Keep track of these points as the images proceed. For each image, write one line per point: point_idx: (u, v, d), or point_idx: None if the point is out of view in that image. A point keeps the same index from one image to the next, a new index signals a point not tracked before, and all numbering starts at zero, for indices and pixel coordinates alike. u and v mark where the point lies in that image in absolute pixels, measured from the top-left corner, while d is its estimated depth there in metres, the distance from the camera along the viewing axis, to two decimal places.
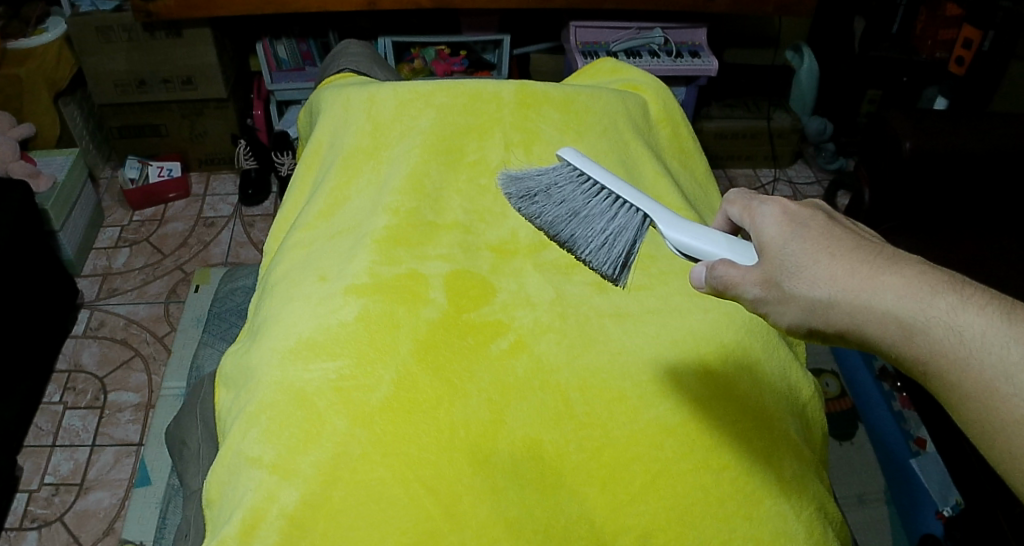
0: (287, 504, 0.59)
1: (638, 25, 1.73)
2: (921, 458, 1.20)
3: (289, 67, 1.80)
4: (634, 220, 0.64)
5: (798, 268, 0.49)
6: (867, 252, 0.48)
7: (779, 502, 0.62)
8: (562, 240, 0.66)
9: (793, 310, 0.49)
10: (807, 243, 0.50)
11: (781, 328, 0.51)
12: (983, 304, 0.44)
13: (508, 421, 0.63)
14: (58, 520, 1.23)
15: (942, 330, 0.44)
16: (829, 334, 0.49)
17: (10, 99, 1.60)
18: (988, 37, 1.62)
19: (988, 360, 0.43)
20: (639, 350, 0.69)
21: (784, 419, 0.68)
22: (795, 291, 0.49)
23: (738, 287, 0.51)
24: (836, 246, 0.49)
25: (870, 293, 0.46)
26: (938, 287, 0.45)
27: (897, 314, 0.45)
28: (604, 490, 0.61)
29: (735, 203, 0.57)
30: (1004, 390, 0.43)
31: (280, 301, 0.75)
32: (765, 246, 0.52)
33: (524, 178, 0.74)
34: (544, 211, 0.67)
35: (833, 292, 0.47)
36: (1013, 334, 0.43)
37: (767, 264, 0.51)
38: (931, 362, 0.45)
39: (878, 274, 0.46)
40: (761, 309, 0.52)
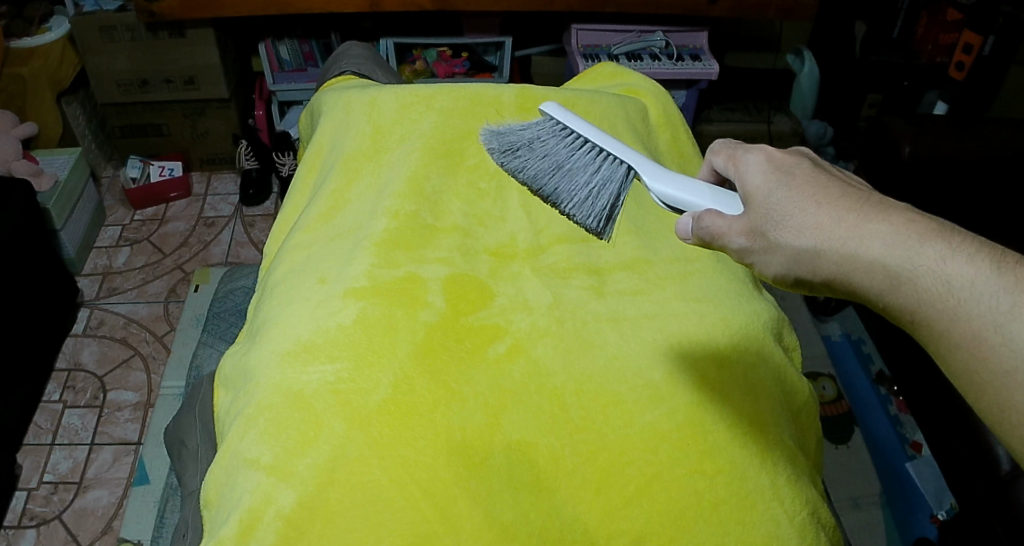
0: (284, 505, 0.59)
1: (640, 28, 1.73)
2: (916, 461, 1.23)
3: (290, 68, 1.80)
4: (617, 173, 0.66)
5: (785, 217, 0.50)
6: (854, 200, 0.49)
7: (772, 507, 0.62)
8: (546, 194, 0.68)
9: (780, 259, 0.51)
10: (793, 193, 0.51)
11: (768, 278, 0.53)
12: (973, 254, 0.45)
13: (504, 425, 0.64)
14: (57, 518, 1.24)
15: (930, 279, 0.45)
16: (815, 283, 0.50)
17: (13, 98, 1.62)
18: (989, 43, 1.60)
19: (977, 309, 0.44)
20: (636, 355, 0.69)
21: (777, 425, 0.68)
22: (782, 241, 0.50)
23: (725, 238, 0.53)
24: (823, 195, 0.50)
25: (859, 242, 0.47)
26: (927, 236, 0.46)
27: (884, 263, 0.46)
28: (599, 494, 0.62)
29: (719, 153, 0.60)
30: (992, 340, 0.44)
31: (281, 303, 0.75)
32: (751, 196, 0.54)
33: (507, 134, 0.75)
34: (528, 165, 0.70)
35: (820, 241, 0.48)
36: (1002, 284, 0.44)
37: (753, 215, 0.53)
38: (919, 311, 0.46)
39: (866, 222, 0.47)
40: (747, 259, 0.53)
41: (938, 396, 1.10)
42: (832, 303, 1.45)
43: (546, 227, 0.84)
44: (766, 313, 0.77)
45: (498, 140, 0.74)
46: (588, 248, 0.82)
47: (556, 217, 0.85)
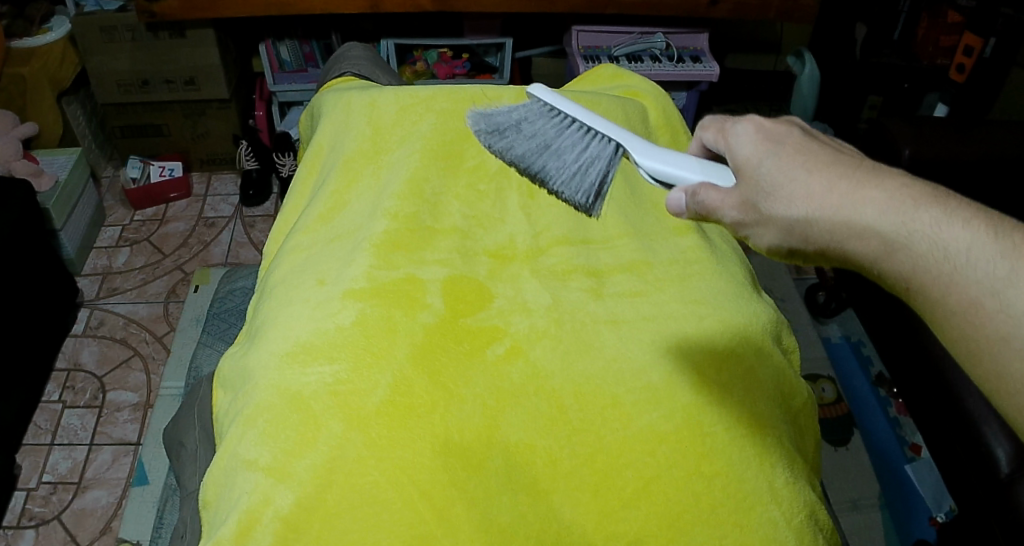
0: (282, 506, 0.59)
1: (640, 30, 1.73)
2: (915, 463, 1.25)
3: (291, 69, 1.79)
4: (606, 151, 0.64)
5: (776, 187, 0.49)
6: (846, 167, 0.48)
7: (770, 509, 0.62)
8: (534, 172, 0.65)
9: (772, 230, 0.50)
10: (784, 161, 0.50)
11: (761, 249, 0.52)
12: (968, 219, 0.44)
13: (502, 427, 0.64)
14: (56, 519, 1.24)
15: (925, 246, 0.44)
16: (808, 253, 0.49)
17: (13, 98, 1.62)
18: (989, 45, 1.61)
19: (974, 275, 0.43)
20: (635, 357, 0.69)
21: (775, 426, 0.68)
22: (774, 211, 0.49)
23: (718, 212, 0.51)
24: (814, 163, 0.49)
25: (851, 209, 0.46)
26: (920, 201, 0.45)
27: (879, 230, 0.45)
28: (596, 496, 0.62)
29: (709, 128, 0.57)
30: (989, 306, 0.43)
31: (280, 304, 0.75)
32: (741, 166, 0.52)
33: (493, 114, 0.72)
34: (515, 143, 0.67)
35: (812, 210, 0.47)
36: (999, 249, 0.43)
37: (745, 186, 0.51)
38: (914, 279, 0.45)
39: (859, 189, 0.46)
40: (740, 231, 0.52)
41: (931, 381, 1.07)
42: (832, 305, 1.46)
43: (545, 229, 0.84)
44: (766, 315, 0.77)
45: (484, 120, 0.71)
46: (587, 250, 0.82)
47: (556, 218, 0.85)
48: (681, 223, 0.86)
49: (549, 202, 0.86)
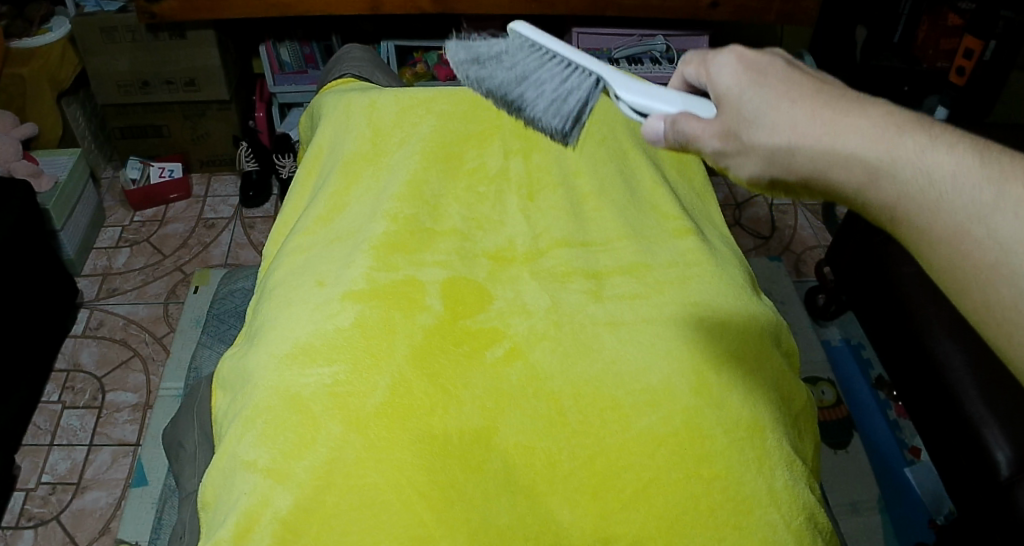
0: (281, 507, 0.59)
1: (641, 32, 1.72)
2: (915, 466, 1.26)
3: (292, 70, 1.80)
4: (585, 82, 0.63)
5: (758, 115, 0.47)
6: (830, 95, 0.46)
7: (769, 512, 0.62)
8: (510, 102, 0.65)
9: (754, 160, 0.47)
10: (767, 89, 0.47)
11: (742, 180, 0.50)
12: (953, 144, 0.43)
13: (501, 428, 0.64)
14: (55, 520, 1.24)
15: (911, 173, 0.42)
16: (791, 184, 0.47)
17: (13, 99, 1.62)
18: (989, 48, 1.60)
19: (960, 201, 0.41)
20: (635, 360, 0.69)
21: (775, 429, 0.67)
22: (757, 141, 0.47)
23: (698, 142, 0.50)
24: (798, 91, 0.46)
25: (836, 137, 0.43)
26: (905, 128, 0.43)
27: (864, 157, 0.43)
28: (595, 499, 0.61)
29: (690, 63, 0.55)
30: (976, 232, 0.41)
31: (279, 305, 0.75)
32: (722, 97, 0.50)
33: (472, 42, 0.70)
34: (490, 73, 0.66)
35: (796, 138, 0.45)
36: (985, 175, 0.41)
37: (726, 115, 0.49)
38: (899, 208, 0.43)
39: (844, 117, 0.44)
40: (720, 162, 0.50)
41: (930, 380, 1.06)
42: (832, 307, 1.45)
43: (544, 231, 0.84)
44: (765, 316, 0.77)
45: (462, 47, 0.69)
46: (587, 252, 0.82)
47: (556, 220, 0.85)
48: (680, 224, 0.85)
49: (548, 204, 0.86)
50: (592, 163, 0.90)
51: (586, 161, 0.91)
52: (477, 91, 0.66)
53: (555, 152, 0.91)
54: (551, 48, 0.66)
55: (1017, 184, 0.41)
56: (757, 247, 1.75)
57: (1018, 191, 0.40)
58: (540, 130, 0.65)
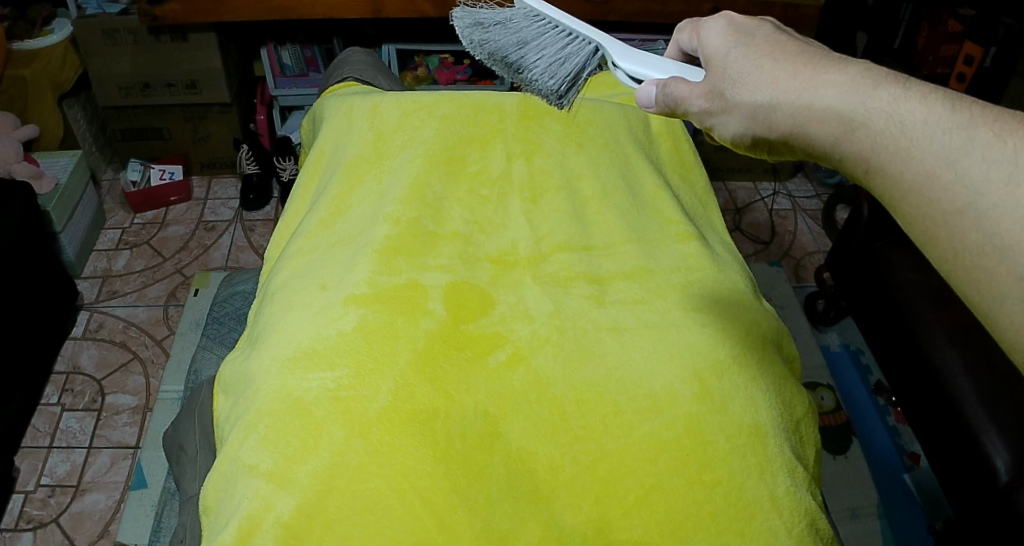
0: (283, 512, 0.59)
1: (642, 37, 1.70)
2: (913, 471, 1.26)
3: (292, 73, 1.81)
4: (583, 50, 0.67)
5: (741, 75, 0.52)
6: (811, 56, 0.50)
7: (770, 517, 0.62)
8: (510, 64, 0.68)
9: (736, 117, 0.53)
10: (750, 51, 0.53)
11: (728, 139, 0.55)
12: (926, 94, 0.43)
13: (504, 434, 0.64)
14: (53, 522, 1.24)
15: (883, 122, 0.44)
16: (772, 140, 0.51)
17: (14, 100, 1.61)
18: (989, 54, 1.57)
19: (929, 148, 0.42)
20: (638, 365, 0.70)
21: (777, 434, 0.67)
22: (739, 99, 0.52)
23: (686, 102, 0.56)
24: (781, 52, 0.51)
25: (812, 92, 0.47)
26: (881, 81, 0.45)
27: (839, 109, 0.45)
28: (597, 504, 0.61)
29: (684, 31, 0.62)
30: (945, 178, 0.41)
31: (281, 309, 0.75)
32: (712, 59, 0.56)
33: (479, 10, 0.73)
34: (495, 38, 0.69)
35: (774, 94, 0.49)
36: (955, 121, 0.42)
37: (714, 77, 0.55)
38: (872, 158, 0.45)
39: (822, 74, 0.47)
40: (708, 122, 0.55)
41: (926, 378, 1.06)
42: (831, 313, 1.46)
43: (547, 235, 0.84)
44: (767, 321, 0.78)
45: (468, 14, 0.72)
46: (590, 256, 0.82)
47: (558, 223, 0.85)
48: (682, 229, 0.86)
49: (550, 207, 0.86)
50: (593, 168, 0.90)
51: (587, 166, 0.91)
52: (481, 55, 0.70)
53: (556, 154, 0.91)
54: (553, 17, 0.69)
55: (984, 129, 0.41)
56: (757, 252, 1.76)
57: (986, 136, 0.41)
58: (535, 92, 0.68)
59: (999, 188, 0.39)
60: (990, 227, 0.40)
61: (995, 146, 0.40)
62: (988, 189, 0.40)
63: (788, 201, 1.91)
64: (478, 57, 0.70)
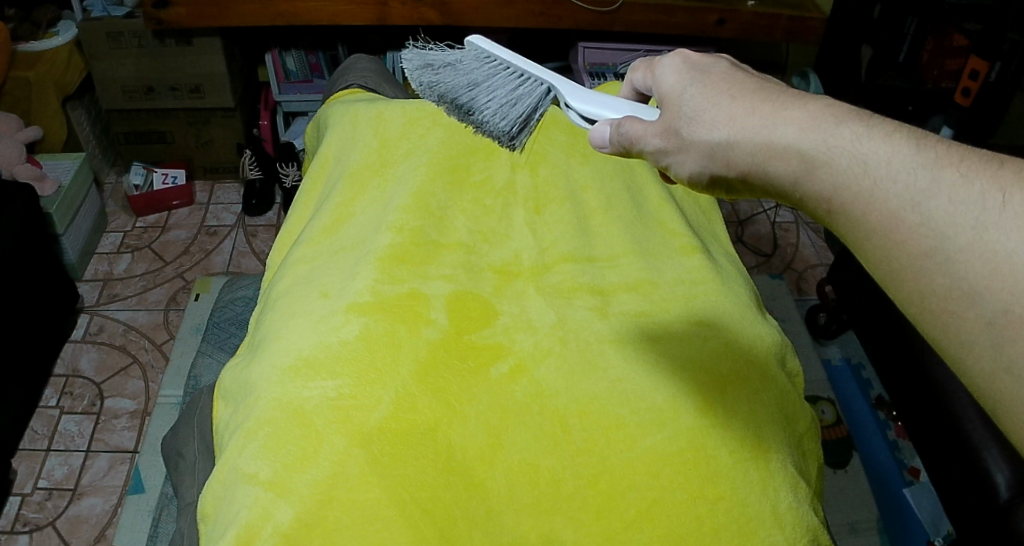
0: (282, 521, 0.58)
1: (646, 47, 1.71)
2: (914, 486, 1.26)
3: (297, 78, 1.84)
4: (536, 91, 0.67)
5: (697, 113, 0.52)
6: (766, 93, 0.50)
7: (773, 534, 0.61)
8: (461, 105, 0.68)
9: (693, 156, 0.52)
10: (706, 88, 0.53)
11: (685, 178, 0.54)
12: (890, 133, 0.44)
13: (507, 445, 0.64)
14: (50, 525, 1.23)
15: (846, 161, 0.44)
16: (731, 178, 0.51)
17: (18, 102, 1.61)
18: (994, 69, 1.43)
19: (894, 190, 0.42)
20: (640, 378, 0.69)
21: (779, 450, 0.67)
22: (695, 137, 0.51)
23: (641, 141, 0.55)
24: (737, 89, 0.51)
25: (772, 129, 0.47)
26: (843, 118, 0.45)
27: (799, 148, 0.45)
28: (599, 519, 0.61)
29: (638, 70, 0.62)
30: (910, 220, 0.41)
31: (281, 317, 0.75)
32: (667, 95, 0.56)
33: (428, 51, 0.73)
34: (444, 80, 0.69)
35: (732, 132, 0.49)
36: (919, 162, 0.42)
37: (669, 115, 0.54)
38: (835, 198, 0.44)
39: (783, 111, 0.47)
40: (663, 160, 0.55)
41: (927, 398, 1.06)
42: (834, 326, 1.46)
43: (551, 245, 0.84)
44: (770, 337, 0.77)
45: (417, 56, 0.72)
46: (593, 268, 0.82)
47: (562, 234, 0.84)
48: (684, 241, 0.86)
49: (554, 218, 0.86)
50: (599, 178, 0.90)
51: (594, 177, 0.90)
52: (432, 98, 0.70)
53: (561, 165, 0.91)
54: (504, 59, 0.70)
55: (951, 169, 0.41)
56: (758, 265, 1.76)
57: (952, 177, 0.41)
58: (487, 133, 0.67)
59: (967, 231, 0.39)
60: (957, 272, 0.39)
61: (962, 188, 0.40)
62: (954, 231, 0.39)
63: (791, 214, 1.91)
64: (429, 97, 0.71)
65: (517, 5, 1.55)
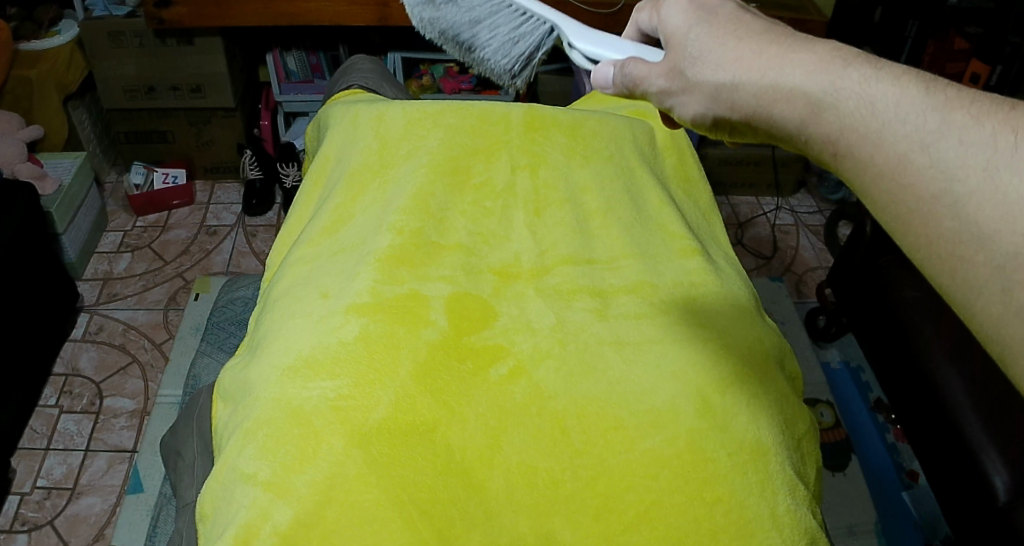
0: (280, 521, 0.58)
1: None
2: (912, 490, 1.26)
3: (298, 79, 1.84)
4: (539, 31, 0.69)
5: (702, 54, 0.52)
6: (774, 35, 0.50)
7: (770, 536, 0.61)
8: (462, 42, 0.71)
9: (698, 98, 0.53)
10: (712, 29, 0.53)
11: (688, 119, 0.55)
12: (899, 76, 0.43)
13: (505, 447, 0.64)
14: (48, 524, 1.23)
15: (853, 103, 0.43)
16: (734, 120, 0.52)
17: (19, 101, 1.61)
18: (995, 72, 1.52)
19: (903, 131, 0.41)
20: (639, 381, 0.69)
21: (779, 452, 0.67)
22: (700, 78, 0.52)
23: (645, 82, 0.57)
24: (744, 31, 0.51)
25: (778, 73, 0.47)
26: (851, 61, 0.45)
27: (805, 91, 0.45)
28: (597, 519, 0.61)
29: (644, 9, 0.61)
30: (919, 162, 0.41)
31: (280, 318, 0.75)
32: (672, 37, 0.56)
33: None
34: (446, 16, 0.70)
35: (737, 74, 0.49)
36: (929, 103, 0.41)
37: (675, 55, 0.55)
38: (841, 141, 0.44)
39: (789, 53, 0.47)
40: (667, 102, 0.56)
41: (926, 398, 1.06)
42: (832, 329, 1.46)
43: (551, 248, 0.84)
44: (769, 337, 0.78)
45: None
46: (592, 270, 0.82)
47: (562, 236, 0.84)
48: (686, 243, 0.86)
49: (554, 220, 0.86)
50: (600, 180, 0.90)
51: (595, 179, 0.90)
52: (433, 35, 0.72)
53: (560, 167, 0.91)
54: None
55: (962, 112, 0.40)
56: (758, 267, 1.76)
57: (963, 118, 0.40)
58: (488, 70, 0.72)
59: (978, 172, 0.38)
60: (966, 215, 0.39)
61: (973, 128, 0.40)
62: (964, 173, 0.39)
63: (790, 217, 1.91)
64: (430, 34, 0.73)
65: None
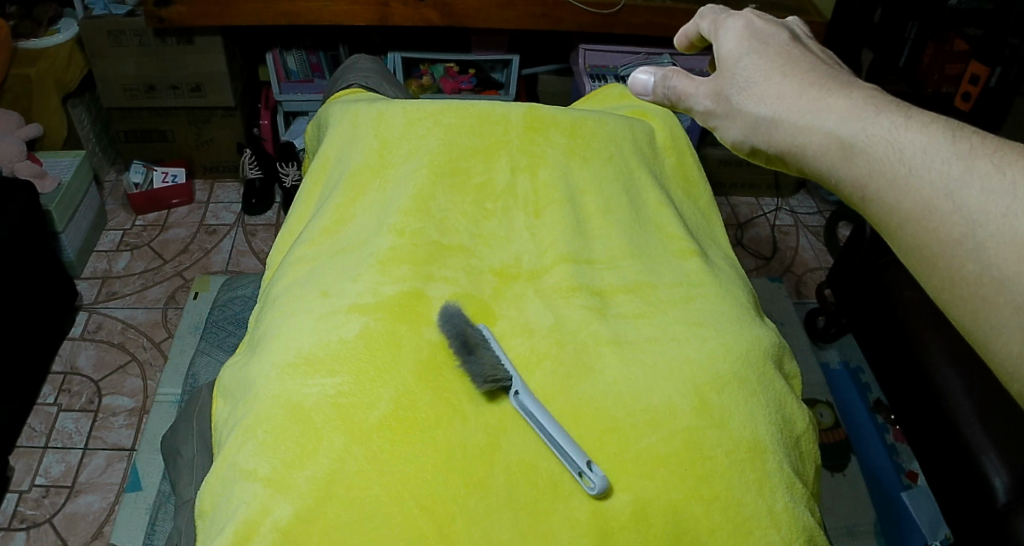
0: (280, 517, 0.59)
1: (646, 50, 1.71)
2: (912, 490, 1.26)
3: (297, 78, 1.83)
4: None
5: (749, 84, 0.62)
6: (814, 76, 0.59)
7: (768, 534, 0.62)
8: None
9: (738, 124, 0.63)
10: (761, 61, 0.62)
11: (729, 141, 0.66)
12: (927, 125, 0.51)
13: (505, 445, 0.63)
14: (47, 522, 1.23)
15: (883, 149, 0.52)
16: (769, 152, 0.62)
17: (19, 99, 1.61)
18: (995, 74, 1.46)
19: (928, 177, 0.49)
20: (640, 381, 0.69)
21: (776, 450, 0.67)
22: (743, 108, 0.62)
23: (691, 99, 0.68)
24: (790, 68, 0.61)
25: (815, 116, 0.56)
26: (883, 110, 0.54)
27: (838, 134, 0.55)
28: (595, 517, 0.60)
29: (706, 18, 0.70)
30: (942, 207, 0.48)
31: (282, 317, 0.75)
32: (725, 59, 0.66)
33: None
34: None
35: (777, 111, 0.59)
36: (954, 152, 0.49)
37: (723, 80, 0.65)
38: (869, 184, 0.53)
39: (827, 99, 0.57)
40: (711, 122, 0.67)
41: (927, 401, 1.06)
42: (831, 330, 1.46)
43: (551, 247, 0.84)
44: (767, 339, 0.76)
45: None
46: (590, 269, 0.81)
47: (562, 235, 0.84)
48: (682, 244, 0.86)
49: (554, 219, 0.85)
50: (597, 180, 0.90)
51: (592, 179, 0.90)
52: None
53: (560, 167, 0.90)
54: None
55: (984, 161, 0.48)
56: (757, 268, 1.76)
57: (986, 167, 0.47)
58: None
59: (998, 218, 0.46)
60: (988, 258, 0.46)
61: (994, 176, 0.47)
62: (985, 219, 0.46)
63: (790, 218, 1.91)
64: None
65: (518, 6, 1.56)
